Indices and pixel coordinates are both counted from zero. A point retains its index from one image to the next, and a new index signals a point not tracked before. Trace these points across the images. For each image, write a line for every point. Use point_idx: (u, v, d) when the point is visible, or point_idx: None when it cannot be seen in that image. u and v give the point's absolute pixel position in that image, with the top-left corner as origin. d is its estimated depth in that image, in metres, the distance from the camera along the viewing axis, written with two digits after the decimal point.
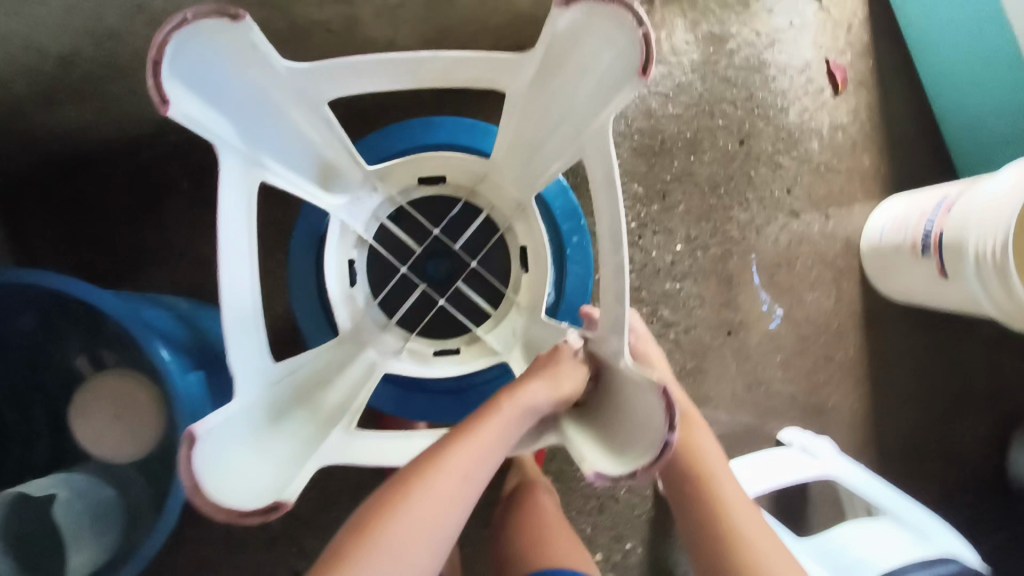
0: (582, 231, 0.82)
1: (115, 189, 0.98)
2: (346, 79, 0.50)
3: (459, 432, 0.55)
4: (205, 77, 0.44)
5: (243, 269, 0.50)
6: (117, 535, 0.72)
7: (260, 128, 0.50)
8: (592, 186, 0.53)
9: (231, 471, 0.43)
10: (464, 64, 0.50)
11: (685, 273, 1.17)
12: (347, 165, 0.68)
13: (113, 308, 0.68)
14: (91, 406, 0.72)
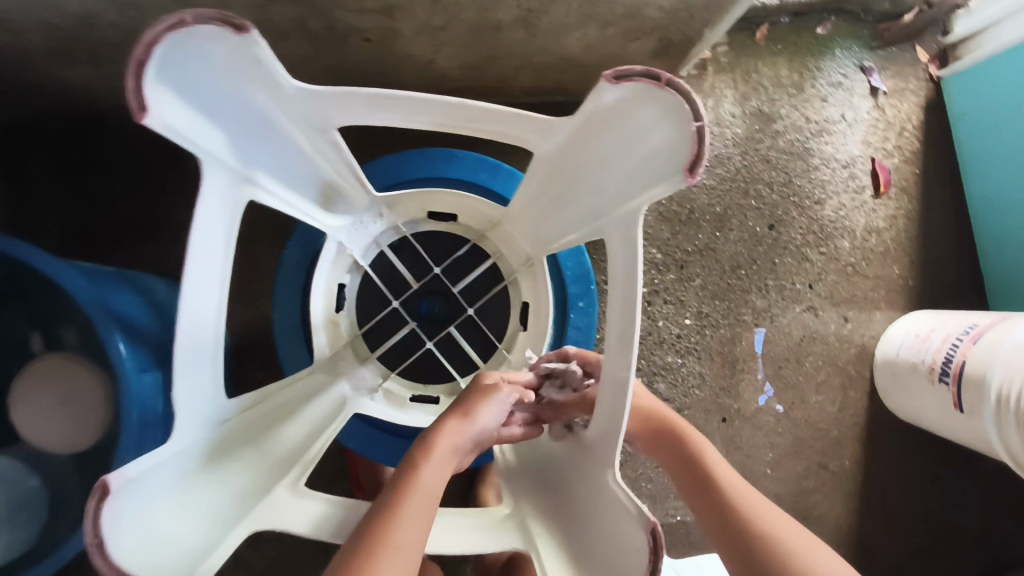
0: (590, 297, 0.77)
1: (117, 153, 0.94)
2: (360, 109, 0.45)
3: (388, 496, 0.46)
4: (197, 85, 0.39)
5: (211, 295, 0.45)
6: (32, 532, 0.65)
7: (253, 144, 0.46)
8: (609, 271, 0.48)
9: (149, 530, 0.38)
10: (493, 119, 0.45)
11: (689, 349, 1.12)
12: (354, 191, 0.63)
13: (77, 289, 0.63)
14: (31, 387, 0.65)
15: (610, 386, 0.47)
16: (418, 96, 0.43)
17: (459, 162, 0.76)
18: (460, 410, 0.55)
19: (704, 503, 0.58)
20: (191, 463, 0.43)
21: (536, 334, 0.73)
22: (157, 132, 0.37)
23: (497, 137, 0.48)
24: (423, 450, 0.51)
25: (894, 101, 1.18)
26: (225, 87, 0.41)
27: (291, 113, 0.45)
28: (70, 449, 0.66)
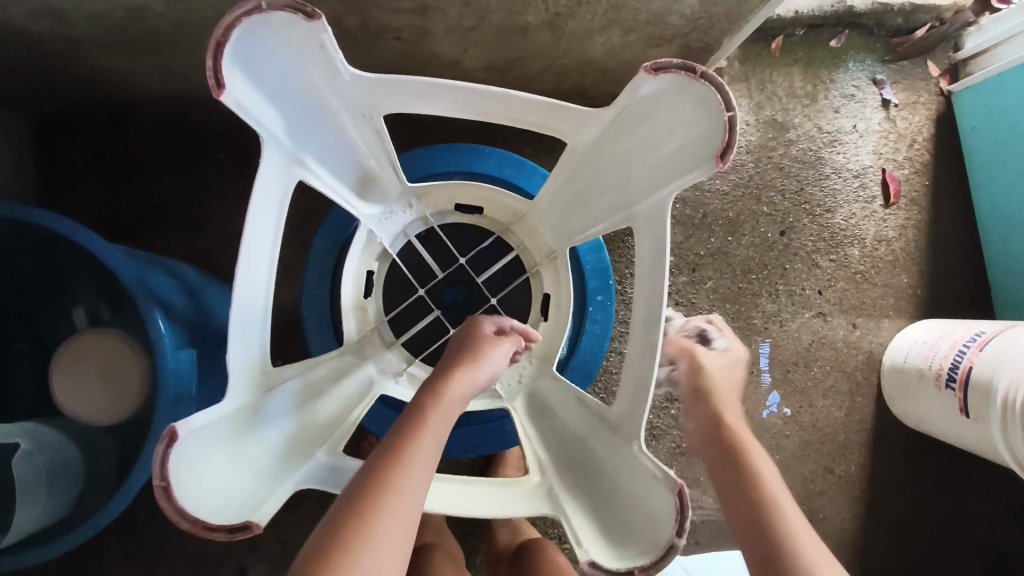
0: (608, 292, 0.80)
1: (155, 145, 1.01)
2: (408, 97, 0.48)
3: (394, 440, 0.50)
4: (263, 66, 0.43)
5: (262, 267, 0.48)
6: (69, 500, 0.67)
7: (305, 127, 0.49)
8: (636, 256, 0.51)
9: (208, 477, 0.42)
10: (531, 108, 0.48)
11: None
12: (389, 179, 0.66)
13: (120, 268, 0.66)
14: (72, 360, 0.69)
15: (636, 363, 0.50)
16: (463, 84, 0.46)
17: (486, 158, 0.79)
18: (461, 360, 0.58)
19: (735, 491, 0.60)
20: (240, 416, 0.47)
21: (558, 324, 0.76)
22: (226, 106, 0.40)
23: (533, 127, 0.51)
24: (426, 396, 0.55)
25: (905, 114, 1.20)
26: (286, 71, 0.44)
27: (343, 99, 0.48)
28: (106, 421, 0.69)
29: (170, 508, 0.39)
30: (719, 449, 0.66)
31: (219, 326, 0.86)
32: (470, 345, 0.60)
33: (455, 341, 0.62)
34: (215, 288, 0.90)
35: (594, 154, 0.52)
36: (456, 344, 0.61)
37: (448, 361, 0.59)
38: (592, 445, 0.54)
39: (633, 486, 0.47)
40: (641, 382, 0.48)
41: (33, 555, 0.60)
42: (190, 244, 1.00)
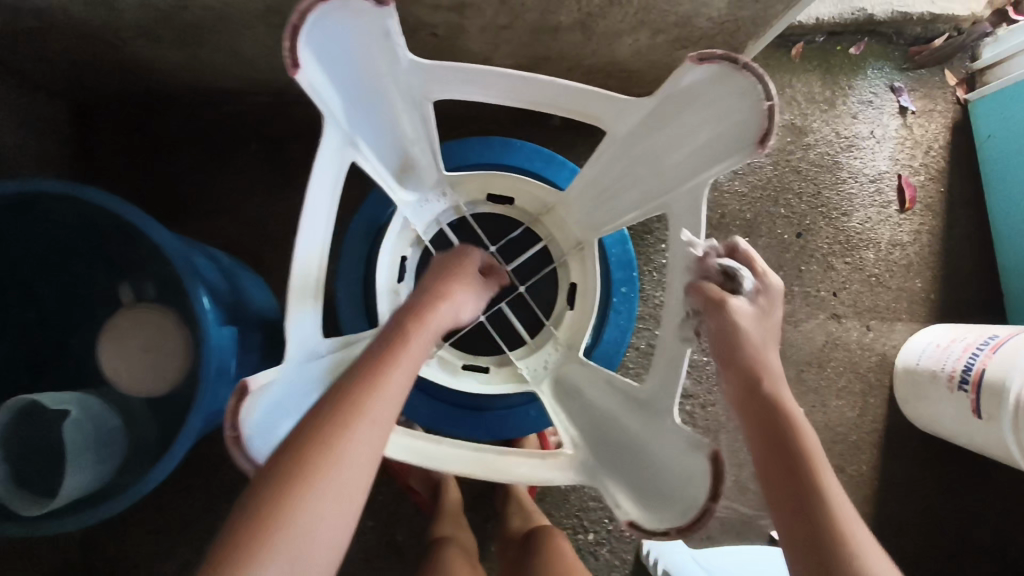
0: (632, 283, 0.82)
1: (191, 134, 1.05)
2: (460, 84, 0.51)
3: (361, 370, 0.49)
4: (329, 54, 0.46)
5: (315, 240, 0.51)
6: (113, 467, 0.70)
7: (360, 112, 0.52)
8: (671, 242, 0.54)
9: (272, 432, 0.48)
10: (580, 97, 0.52)
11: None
12: (427, 166, 0.70)
13: (169, 245, 0.69)
14: (121, 334, 0.72)
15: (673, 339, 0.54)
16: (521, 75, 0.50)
17: (517, 151, 0.81)
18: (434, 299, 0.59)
19: (770, 439, 0.50)
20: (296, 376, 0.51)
21: (584, 313, 0.78)
22: (300, 89, 0.43)
23: (579, 117, 0.54)
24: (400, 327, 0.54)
25: (922, 121, 1.23)
26: (350, 59, 0.47)
27: (400, 86, 0.52)
28: (149, 394, 0.72)
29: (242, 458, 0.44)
30: (753, 392, 0.52)
31: (254, 309, 0.90)
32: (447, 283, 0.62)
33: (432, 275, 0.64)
34: (246, 273, 0.93)
35: (632, 146, 0.55)
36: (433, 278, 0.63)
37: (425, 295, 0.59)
38: (625, 424, 0.57)
39: (664, 456, 0.52)
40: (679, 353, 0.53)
41: (72, 520, 0.61)
42: (225, 229, 1.04)
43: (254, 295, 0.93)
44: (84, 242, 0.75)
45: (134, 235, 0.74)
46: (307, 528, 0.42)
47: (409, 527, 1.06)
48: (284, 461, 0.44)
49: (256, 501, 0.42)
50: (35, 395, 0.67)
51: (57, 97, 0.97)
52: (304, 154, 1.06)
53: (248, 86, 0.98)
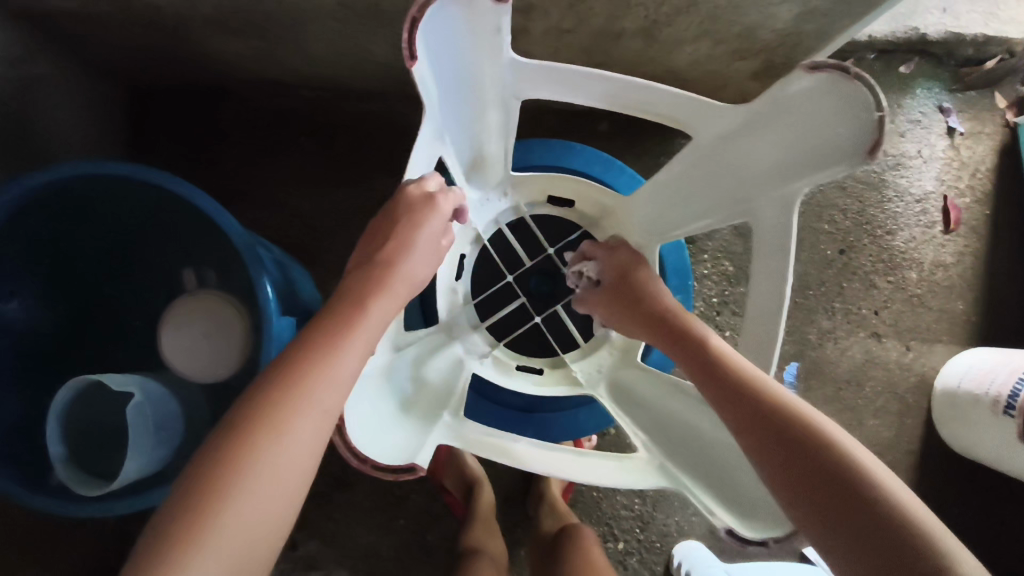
0: (687, 291, 0.82)
1: (241, 123, 1.03)
2: (555, 83, 0.53)
3: (303, 352, 0.50)
4: (437, 48, 0.47)
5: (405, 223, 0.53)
6: (167, 451, 0.71)
7: (450, 103, 0.54)
8: (754, 248, 0.55)
9: (370, 429, 0.53)
10: (677, 102, 0.53)
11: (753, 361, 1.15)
12: (495, 166, 0.70)
13: (233, 233, 0.70)
14: (183, 318, 0.74)
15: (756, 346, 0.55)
16: (621, 78, 0.52)
17: (575, 153, 0.81)
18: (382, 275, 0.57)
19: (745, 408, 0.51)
20: (386, 378, 0.58)
21: None
22: (411, 81, 0.45)
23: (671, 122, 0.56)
24: (350, 307, 0.54)
25: (970, 143, 1.22)
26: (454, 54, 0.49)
27: (496, 82, 0.53)
28: (209, 379, 0.74)
29: (346, 449, 0.50)
30: (697, 356, 0.58)
31: (301, 300, 0.89)
32: (395, 252, 0.59)
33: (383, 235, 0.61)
34: (296, 266, 0.93)
35: (720, 155, 0.55)
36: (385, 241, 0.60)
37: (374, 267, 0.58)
38: (694, 426, 0.59)
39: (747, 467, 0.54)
40: (766, 350, 0.55)
41: (151, 498, 0.65)
42: (270, 220, 1.03)
43: (303, 287, 0.93)
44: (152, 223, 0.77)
45: (198, 224, 0.76)
46: (244, 495, 0.43)
47: (441, 527, 1.05)
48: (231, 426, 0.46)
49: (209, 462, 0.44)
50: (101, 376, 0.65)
51: (110, 83, 0.97)
52: (350, 148, 1.04)
53: (303, 79, 0.97)
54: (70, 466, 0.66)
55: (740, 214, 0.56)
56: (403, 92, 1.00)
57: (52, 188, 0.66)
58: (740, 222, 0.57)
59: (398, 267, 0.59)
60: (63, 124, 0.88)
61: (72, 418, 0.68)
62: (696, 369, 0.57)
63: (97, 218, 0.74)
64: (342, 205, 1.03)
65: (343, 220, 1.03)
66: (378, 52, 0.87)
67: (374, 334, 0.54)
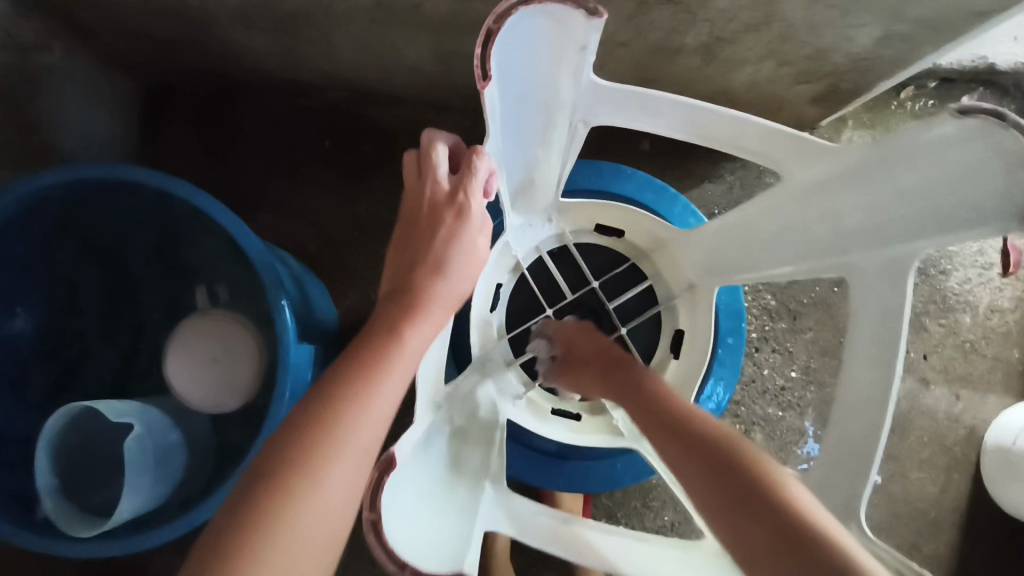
0: (740, 334, 0.75)
1: (260, 124, 0.96)
2: (633, 111, 0.49)
3: (320, 408, 0.42)
4: (513, 67, 0.44)
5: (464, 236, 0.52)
6: (167, 486, 0.65)
7: (518, 126, 0.50)
8: (853, 308, 0.47)
9: (409, 525, 0.45)
10: (769, 138, 0.48)
11: (792, 403, 1.08)
12: (543, 192, 0.63)
13: (254, 250, 0.63)
14: (189, 341, 0.67)
15: (846, 434, 0.46)
16: (710, 108, 0.47)
17: (628, 178, 0.76)
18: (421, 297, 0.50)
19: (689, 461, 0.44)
20: (423, 453, 0.50)
21: (691, 363, 0.71)
22: (479, 98, 0.42)
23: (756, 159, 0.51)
24: (376, 348, 0.45)
25: None
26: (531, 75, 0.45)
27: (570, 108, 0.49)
28: (215, 410, 0.67)
29: (382, 556, 0.42)
30: (645, 394, 0.53)
31: (319, 320, 0.82)
32: (426, 277, 0.51)
33: (410, 253, 0.52)
34: (313, 280, 0.86)
35: (810, 199, 0.49)
36: (413, 262, 0.52)
37: (403, 298, 0.49)
38: None
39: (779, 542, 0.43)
40: (865, 448, 0.44)
41: (146, 541, 0.59)
42: (286, 229, 0.95)
43: (321, 303, 0.86)
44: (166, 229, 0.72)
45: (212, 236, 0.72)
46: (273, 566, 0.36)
47: None
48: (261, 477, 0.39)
49: (235, 523, 0.37)
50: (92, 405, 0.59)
51: (124, 77, 0.91)
52: (376, 155, 0.96)
53: (331, 82, 0.91)
54: (59, 499, 0.61)
55: (827, 266, 0.50)
56: (435, 100, 0.93)
57: (57, 191, 0.63)
58: (825, 276, 0.51)
59: (432, 297, 0.50)
60: (73, 119, 0.82)
61: (64, 446, 0.63)
62: (641, 407, 0.52)
63: (107, 222, 0.71)
64: (362, 216, 0.96)
65: (363, 233, 0.95)
66: (413, 58, 0.80)
67: (404, 383, 0.45)
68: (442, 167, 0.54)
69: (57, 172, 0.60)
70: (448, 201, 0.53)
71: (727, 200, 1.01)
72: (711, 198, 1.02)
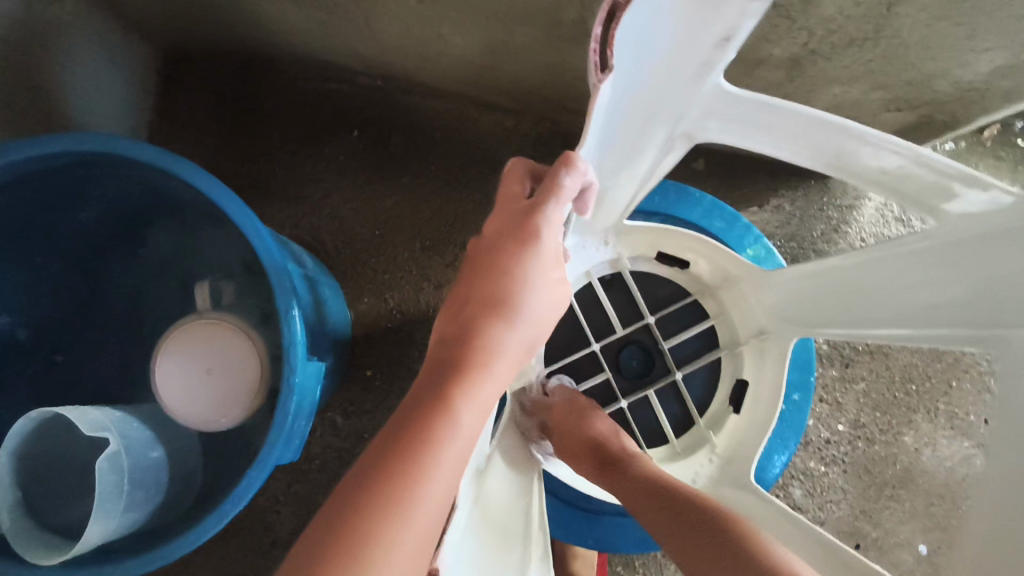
0: (807, 391, 0.68)
1: (284, 105, 0.88)
2: (752, 119, 0.45)
3: (361, 502, 0.34)
4: (633, 62, 0.37)
5: (550, 264, 0.44)
6: (142, 512, 0.56)
7: (620, 133, 0.45)
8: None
9: None
10: (921, 177, 0.41)
11: (836, 458, 0.87)
12: (610, 211, 0.58)
13: (263, 248, 0.54)
14: (183, 348, 0.62)
15: (991, 537, 0.39)
16: (857, 127, 0.41)
17: (695, 203, 0.70)
18: (479, 354, 0.41)
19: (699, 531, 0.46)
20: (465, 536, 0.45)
21: (751, 420, 0.62)
22: (591, 96, 0.35)
23: (898, 195, 0.45)
24: (424, 416, 0.37)
25: None
26: (646, 68, 0.39)
27: (680, 106, 0.45)
28: (207, 428, 0.61)
29: None
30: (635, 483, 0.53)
31: (331, 327, 0.73)
32: (485, 324, 0.42)
33: (466, 295, 0.43)
34: (328, 280, 0.77)
35: (959, 254, 0.42)
36: (468, 305, 0.42)
37: (454, 351, 0.40)
38: None
39: None
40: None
41: (116, 571, 0.50)
42: (301, 222, 0.87)
43: (337, 308, 0.78)
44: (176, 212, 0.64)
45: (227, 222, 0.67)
46: None
47: None
48: None
49: None
50: (67, 409, 0.52)
51: (138, 45, 0.82)
52: (408, 149, 0.88)
53: (366, 66, 0.82)
54: (19, 514, 0.52)
55: (972, 336, 0.42)
56: (476, 94, 0.83)
57: (41, 167, 0.55)
58: (967, 348, 0.43)
59: (490, 351, 0.41)
60: (82, 90, 0.75)
61: (30, 456, 0.54)
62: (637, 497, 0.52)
63: (103, 203, 0.63)
64: (387, 214, 0.87)
65: (386, 232, 0.87)
66: (460, 47, 0.71)
67: (459, 457, 0.37)
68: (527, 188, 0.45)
69: (44, 143, 0.52)
70: (521, 231, 0.43)
71: (785, 230, 0.87)
72: (764, 227, 0.88)
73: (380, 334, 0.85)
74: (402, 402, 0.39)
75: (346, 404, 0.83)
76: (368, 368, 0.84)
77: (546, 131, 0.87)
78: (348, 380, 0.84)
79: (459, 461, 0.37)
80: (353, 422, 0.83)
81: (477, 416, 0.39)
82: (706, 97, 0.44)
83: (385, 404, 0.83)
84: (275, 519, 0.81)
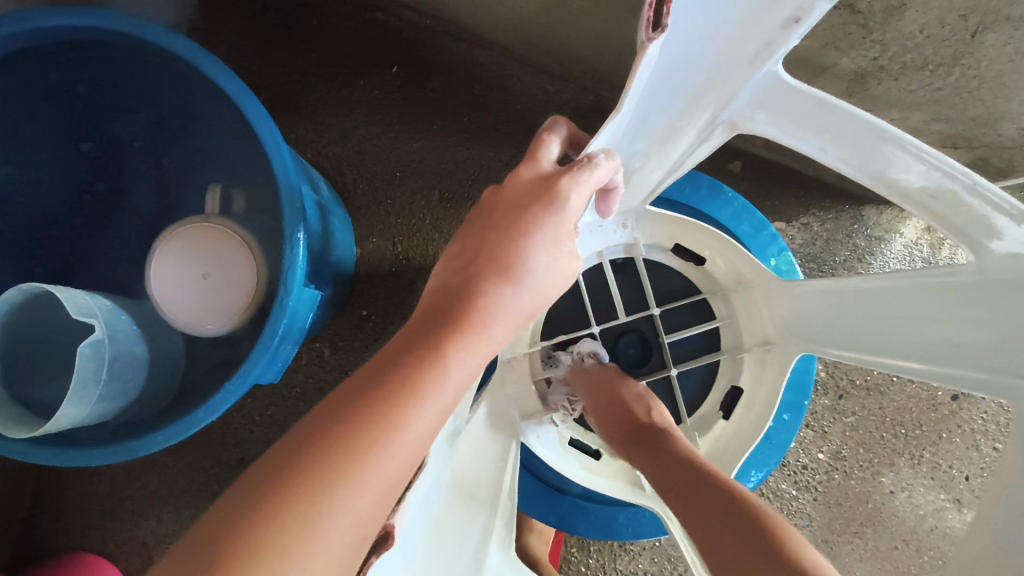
0: (798, 413, 0.67)
1: (326, 23, 0.85)
2: (807, 114, 0.43)
3: (330, 432, 0.33)
4: (691, 27, 0.35)
5: (566, 228, 0.42)
6: (117, 404, 0.56)
7: (664, 106, 0.42)
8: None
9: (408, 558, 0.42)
10: (967, 205, 0.39)
11: (809, 485, 0.87)
12: (635, 193, 0.56)
13: (279, 162, 0.52)
14: (177, 245, 0.62)
15: None
16: (912, 140, 0.39)
17: (725, 203, 0.68)
18: (478, 309, 0.39)
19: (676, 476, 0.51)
20: (428, 485, 0.44)
21: (738, 429, 0.61)
22: (637, 56, 0.33)
23: (941, 223, 0.42)
24: (413, 359, 0.36)
25: None
26: (706, 36, 0.36)
27: (728, 88, 0.43)
28: (189, 330, 0.61)
29: None
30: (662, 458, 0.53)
31: (334, 258, 0.72)
32: (489, 280, 0.40)
33: (475, 246, 0.42)
34: (340, 211, 0.75)
35: (987, 298, 0.40)
36: (475, 258, 0.41)
37: (452, 303, 0.39)
38: None
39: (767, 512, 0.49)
40: None
41: (79, 459, 0.50)
42: (324, 149, 0.85)
43: (344, 243, 0.77)
44: (206, 107, 0.63)
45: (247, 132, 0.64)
46: None
47: None
48: (230, 504, 0.31)
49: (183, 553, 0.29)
50: (58, 290, 0.51)
51: None
52: (445, 92, 0.85)
53: None
54: None
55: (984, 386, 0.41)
56: (524, 52, 0.81)
57: (66, 38, 0.54)
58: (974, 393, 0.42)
59: (493, 310, 0.40)
60: None
61: (13, 326, 0.53)
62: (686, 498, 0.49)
63: (124, 89, 0.62)
64: (413, 156, 0.85)
65: (406, 175, 0.85)
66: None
67: (440, 415, 0.36)
68: (552, 149, 0.45)
69: (71, 14, 0.50)
70: (546, 191, 0.41)
71: (808, 250, 0.85)
72: (789, 243, 0.85)
73: (381, 276, 0.84)
74: (393, 343, 0.38)
75: (336, 339, 0.83)
76: (365, 307, 0.83)
77: (587, 103, 0.84)
78: (342, 315, 0.83)
79: (439, 416, 0.36)
80: (340, 357, 0.82)
81: (464, 369, 0.38)
82: (763, 83, 0.42)
83: (375, 345, 0.83)
84: (247, 438, 0.81)
